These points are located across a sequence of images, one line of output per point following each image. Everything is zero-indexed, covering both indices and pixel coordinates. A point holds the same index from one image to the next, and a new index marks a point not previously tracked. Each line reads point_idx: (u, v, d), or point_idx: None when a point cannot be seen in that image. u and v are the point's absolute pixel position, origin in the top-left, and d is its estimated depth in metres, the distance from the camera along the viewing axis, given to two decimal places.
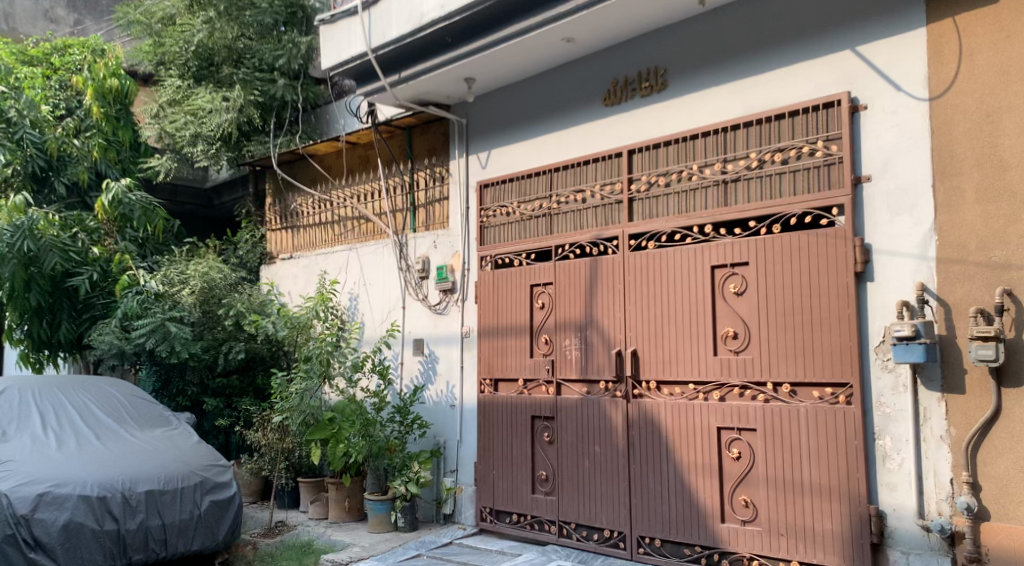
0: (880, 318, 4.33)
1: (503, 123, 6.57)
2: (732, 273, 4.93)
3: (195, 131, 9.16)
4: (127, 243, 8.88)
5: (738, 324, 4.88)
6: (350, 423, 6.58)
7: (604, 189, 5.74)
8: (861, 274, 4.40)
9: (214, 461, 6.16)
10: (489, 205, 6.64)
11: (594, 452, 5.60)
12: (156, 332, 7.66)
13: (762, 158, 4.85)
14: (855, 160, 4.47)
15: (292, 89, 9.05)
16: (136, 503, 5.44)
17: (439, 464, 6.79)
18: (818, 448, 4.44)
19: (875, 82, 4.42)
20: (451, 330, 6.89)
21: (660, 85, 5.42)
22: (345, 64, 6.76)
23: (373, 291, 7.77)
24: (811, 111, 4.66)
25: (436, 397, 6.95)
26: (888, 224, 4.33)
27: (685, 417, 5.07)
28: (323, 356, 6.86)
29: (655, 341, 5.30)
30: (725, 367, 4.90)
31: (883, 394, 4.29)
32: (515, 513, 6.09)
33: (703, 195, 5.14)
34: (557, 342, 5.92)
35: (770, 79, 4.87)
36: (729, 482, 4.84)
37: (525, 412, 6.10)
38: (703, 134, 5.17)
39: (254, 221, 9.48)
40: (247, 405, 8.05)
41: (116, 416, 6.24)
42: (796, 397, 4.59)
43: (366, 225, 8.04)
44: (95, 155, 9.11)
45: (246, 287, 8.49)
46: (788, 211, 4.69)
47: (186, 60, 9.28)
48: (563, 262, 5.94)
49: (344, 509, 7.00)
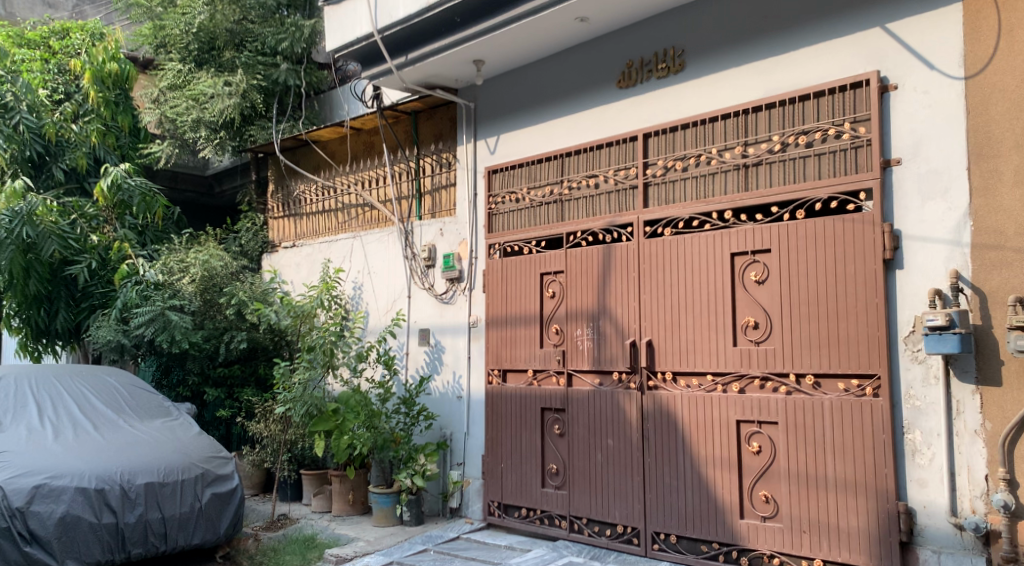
0: (910, 307, 4.15)
1: (512, 107, 6.38)
2: (753, 260, 4.75)
3: (197, 117, 8.88)
4: (127, 230, 8.69)
5: (759, 313, 4.71)
6: (354, 414, 6.47)
7: (618, 173, 5.56)
8: (890, 261, 4.21)
9: (216, 453, 6.01)
10: (497, 191, 6.45)
11: (607, 446, 5.43)
12: (156, 321, 7.52)
13: (786, 141, 4.66)
14: (885, 142, 4.28)
15: (295, 74, 8.93)
16: (135, 495, 5.28)
17: (445, 456, 6.62)
18: (844, 443, 4.28)
19: (907, 60, 4.22)
20: (457, 320, 6.71)
21: (678, 65, 5.22)
22: (351, 45, 6.54)
23: (378, 280, 7.59)
24: (838, 92, 4.47)
25: (443, 387, 6.78)
26: (919, 208, 4.14)
27: (703, 409, 4.91)
28: (327, 346, 6.68)
29: (671, 331, 5.12)
30: (745, 358, 4.74)
31: (913, 386, 4.11)
32: (524, 508, 5.92)
33: (723, 179, 4.96)
34: (569, 332, 5.74)
35: (795, 59, 4.67)
36: (749, 476, 4.68)
37: (535, 404, 5.92)
38: (722, 116, 4.99)
39: (255, 209, 9.27)
40: (249, 396, 7.90)
41: (114, 406, 6.08)
42: (820, 389, 4.43)
43: (371, 212, 7.86)
44: (94, 140, 8.92)
45: (247, 276, 8.29)
46: (814, 195, 4.50)
47: (188, 44, 9.02)
48: (575, 250, 5.76)
49: (348, 503, 6.85)
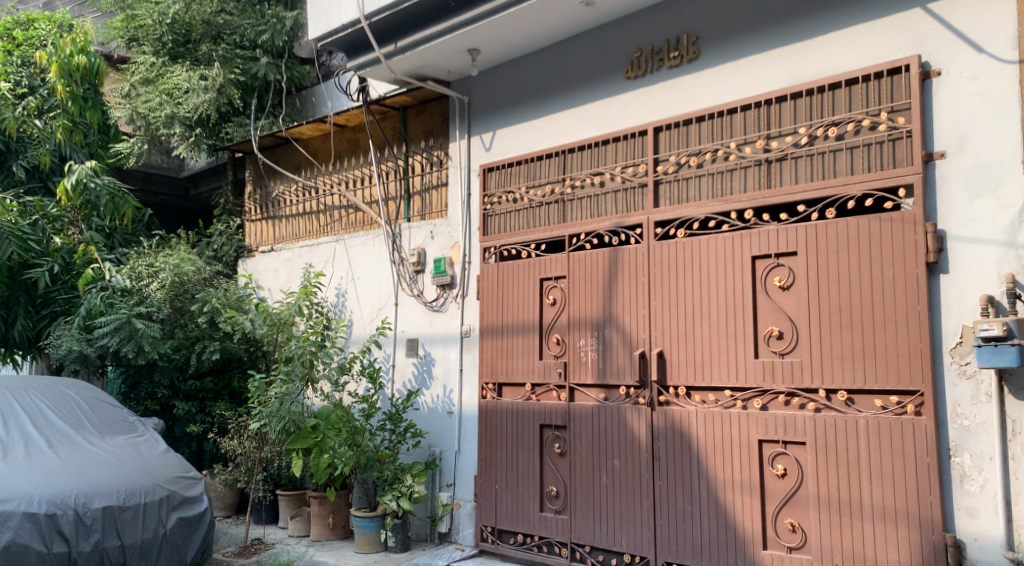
0: (957, 316, 3.74)
1: (509, 101, 5.95)
2: (777, 264, 4.34)
3: (171, 113, 8.32)
4: (93, 232, 8.22)
5: (784, 322, 4.29)
6: (335, 431, 5.98)
7: (626, 170, 5.15)
8: (933, 264, 3.81)
9: (184, 473, 5.51)
10: (493, 190, 6.01)
11: (613, 467, 4.97)
12: (121, 330, 6.96)
13: (813, 134, 4.27)
14: (927, 134, 3.89)
15: (275, 68, 8.43)
16: (91, 521, 4.74)
17: (434, 477, 6.13)
18: (882, 466, 3.86)
19: (952, 43, 3.83)
20: (449, 329, 6.24)
21: (692, 54, 4.82)
22: (336, 32, 6.11)
23: (362, 287, 7.11)
24: (873, 79, 4.08)
25: (432, 402, 6.31)
26: (966, 207, 3.75)
27: (720, 428, 4.47)
28: (306, 357, 6.16)
29: (685, 342, 4.68)
30: (768, 372, 4.31)
31: (960, 403, 3.70)
32: (520, 533, 5.44)
33: (743, 176, 4.56)
34: (571, 342, 5.29)
35: (824, 45, 4.28)
36: (773, 502, 4.24)
37: (533, 420, 5.45)
38: (742, 107, 4.59)
39: (231, 211, 8.74)
40: (222, 410, 7.39)
41: (72, 420, 5.54)
42: (854, 407, 4.02)
43: (355, 214, 7.38)
44: (59, 136, 8.40)
45: (222, 282, 7.78)
46: (846, 192, 4.10)
47: (162, 35, 8.48)
48: (578, 253, 5.32)
49: (328, 527, 6.33)
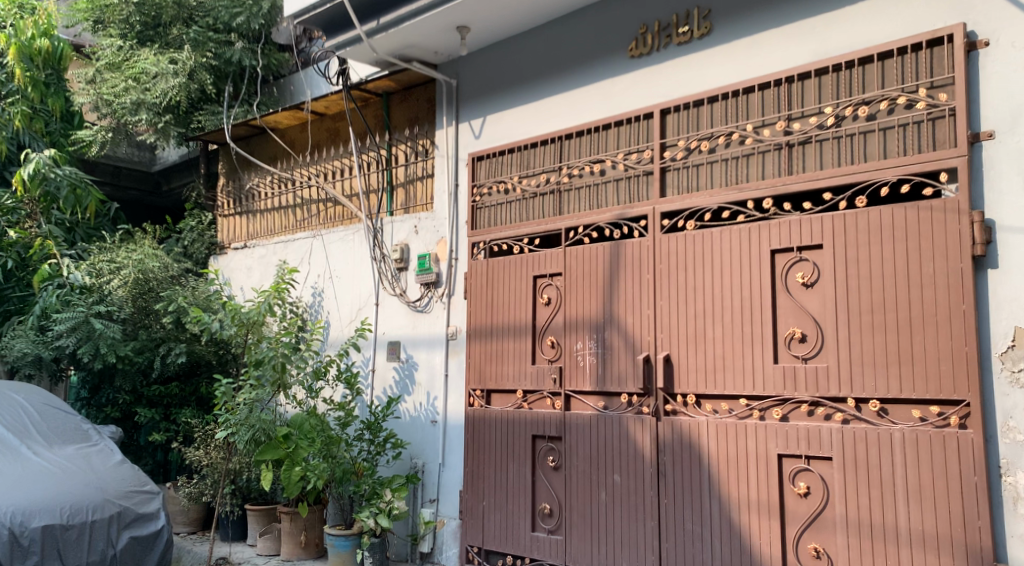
0: (1008, 315, 3.31)
1: (502, 83, 5.49)
2: (799, 258, 3.90)
3: (137, 98, 7.77)
4: (53, 226, 7.59)
5: (807, 322, 3.85)
6: (308, 441, 5.44)
7: (629, 157, 4.70)
8: (980, 259, 3.38)
9: (140, 486, 4.98)
10: (482, 180, 5.53)
11: (613, 483, 4.50)
12: (79, 330, 6.49)
13: (841, 114, 3.84)
14: (972, 112, 3.47)
15: (251, 53, 8.00)
16: (29, 543, 4.21)
17: (415, 492, 5.64)
18: (921, 485, 3.42)
19: (1002, 10, 3.42)
20: (433, 331, 5.77)
21: (704, 29, 4.40)
22: (313, 8, 5.61)
23: (340, 286, 6.62)
24: (910, 52, 3.66)
25: (414, 410, 5.82)
26: (1018, 193, 3.32)
27: (735, 441, 4.01)
28: (278, 361, 5.60)
29: (694, 346, 4.23)
30: (789, 378, 3.86)
31: (1012, 415, 3.26)
32: (510, 556, 4.95)
33: (761, 161, 4.12)
34: (567, 344, 4.82)
35: (853, 17, 3.87)
36: (795, 524, 3.78)
37: (524, 430, 4.98)
38: (759, 86, 4.16)
39: (202, 206, 8.19)
40: (188, 417, 6.82)
41: (17, 427, 5.00)
42: (888, 418, 3.57)
43: (334, 208, 6.87)
44: (17, 124, 7.85)
45: (191, 280, 7.24)
46: (880, 177, 3.67)
47: (129, 16, 7.96)
48: (575, 248, 4.86)
49: (299, 545, 5.81)
